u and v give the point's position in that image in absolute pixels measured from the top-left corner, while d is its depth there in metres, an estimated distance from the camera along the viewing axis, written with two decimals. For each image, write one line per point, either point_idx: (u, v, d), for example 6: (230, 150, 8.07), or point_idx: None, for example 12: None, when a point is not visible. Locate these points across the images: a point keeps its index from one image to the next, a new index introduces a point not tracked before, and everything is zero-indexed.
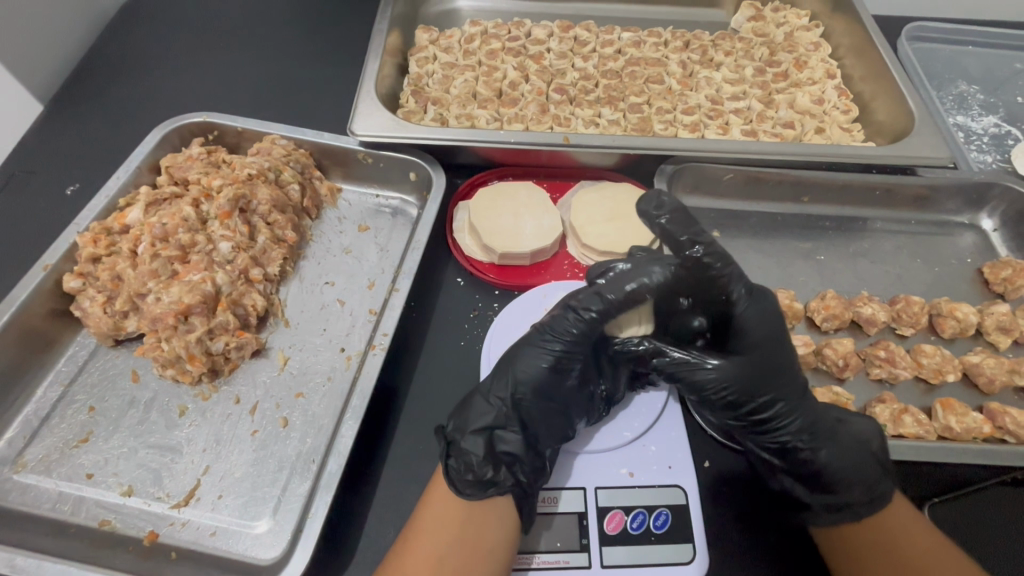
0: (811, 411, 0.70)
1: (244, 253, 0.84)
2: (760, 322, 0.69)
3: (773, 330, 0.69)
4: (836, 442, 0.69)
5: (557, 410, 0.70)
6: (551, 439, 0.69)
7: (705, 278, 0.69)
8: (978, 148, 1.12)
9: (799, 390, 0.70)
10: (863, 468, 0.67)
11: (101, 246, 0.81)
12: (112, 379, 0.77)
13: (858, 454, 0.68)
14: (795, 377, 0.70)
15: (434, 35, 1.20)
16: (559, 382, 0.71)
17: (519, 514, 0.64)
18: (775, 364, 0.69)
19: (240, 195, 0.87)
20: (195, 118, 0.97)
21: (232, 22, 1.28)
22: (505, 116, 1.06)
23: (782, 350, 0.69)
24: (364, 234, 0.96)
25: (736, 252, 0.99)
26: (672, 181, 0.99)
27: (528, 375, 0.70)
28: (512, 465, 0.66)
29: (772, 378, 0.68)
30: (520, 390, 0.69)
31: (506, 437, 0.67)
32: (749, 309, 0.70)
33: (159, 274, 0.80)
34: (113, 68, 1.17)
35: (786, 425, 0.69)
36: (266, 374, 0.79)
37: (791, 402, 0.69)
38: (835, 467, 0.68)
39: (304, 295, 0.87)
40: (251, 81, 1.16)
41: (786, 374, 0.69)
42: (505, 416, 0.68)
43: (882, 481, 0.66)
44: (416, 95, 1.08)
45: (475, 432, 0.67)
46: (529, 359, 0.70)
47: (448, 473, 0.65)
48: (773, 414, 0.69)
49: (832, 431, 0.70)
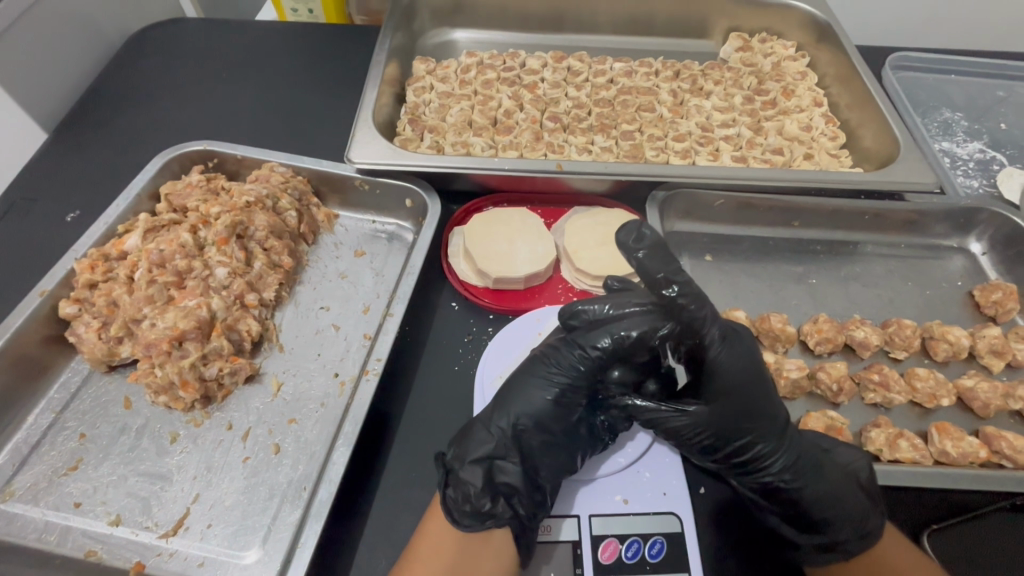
0: (793, 451, 0.69)
1: (240, 279, 0.84)
2: (736, 369, 0.67)
3: (748, 374, 0.67)
4: (823, 480, 0.68)
5: (558, 443, 0.70)
6: (552, 473, 0.68)
7: (680, 319, 0.66)
8: (965, 174, 1.15)
9: (780, 429, 0.68)
10: (848, 507, 0.67)
11: (98, 272, 0.81)
12: (105, 406, 0.77)
13: (851, 492, 0.67)
14: (776, 418, 0.68)
15: (431, 66, 1.23)
16: (561, 413, 0.70)
17: (517, 544, 0.64)
18: (750, 406, 0.67)
19: (238, 222, 0.87)
20: (196, 146, 0.99)
21: (237, 59, 1.33)
22: (500, 144, 1.09)
23: (762, 390, 0.68)
24: (360, 259, 0.97)
25: (729, 277, 0.99)
26: (665, 206, 1.00)
27: (531, 406, 0.70)
28: (511, 497, 0.65)
29: (748, 420, 0.67)
30: (521, 419, 0.69)
31: (506, 468, 0.67)
32: (721, 355, 0.67)
33: (155, 300, 0.80)
34: (120, 103, 1.21)
35: (765, 467, 0.68)
36: (259, 401, 0.79)
37: (771, 443, 0.68)
38: (819, 506, 0.68)
39: (299, 321, 0.88)
40: (253, 115, 1.21)
41: (767, 417, 0.67)
42: (505, 447, 0.68)
43: (873, 518, 0.67)
44: (413, 124, 1.10)
45: (474, 461, 0.66)
46: (532, 391, 0.71)
47: (445, 504, 0.64)
48: (753, 456, 0.68)
49: (818, 470, 0.69)
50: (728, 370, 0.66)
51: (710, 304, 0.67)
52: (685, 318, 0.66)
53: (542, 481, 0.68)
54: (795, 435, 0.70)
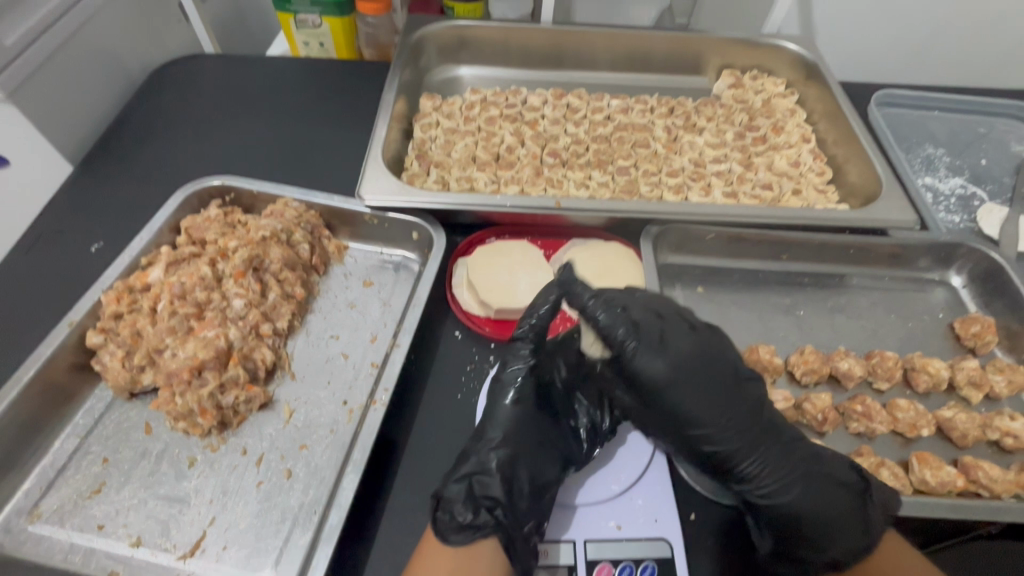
0: (761, 466, 0.71)
1: (256, 309, 0.89)
2: (669, 388, 0.70)
3: (684, 394, 0.70)
4: (794, 496, 0.72)
5: (534, 450, 0.77)
6: (529, 479, 0.73)
7: (602, 339, 0.73)
8: (946, 209, 1.20)
9: (740, 443, 0.71)
10: (813, 522, 0.71)
11: (123, 304, 0.86)
12: (126, 432, 0.81)
13: (821, 506, 0.71)
14: (730, 436, 0.71)
15: (437, 103, 1.29)
16: (528, 419, 0.79)
17: (507, 553, 0.67)
18: (694, 424, 0.71)
19: (254, 256, 0.92)
20: (214, 182, 1.05)
21: (252, 95, 1.40)
22: (502, 179, 1.15)
23: (709, 409, 0.70)
24: (369, 290, 1.01)
25: (720, 307, 1.04)
26: (659, 241, 1.05)
27: (500, 420, 0.79)
28: (493, 509, 0.70)
29: (694, 435, 0.71)
30: (494, 433, 0.77)
31: (486, 482, 0.72)
32: (647, 374, 0.70)
33: (176, 330, 0.85)
34: (143, 140, 1.28)
35: (748, 478, 0.72)
36: (272, 427, 0.83)
37: (730, 456, 0.71)
38: (789, 520, 0.72)
39: (310, 349, 0.92)
40: (268, 150, 1.27)
41: (716, 435, 0.71)
42: (483, 462, 0.74)
43: (838, 538, 0.70)
44: (420, 159, 1.16)
45: (457, 480, 0.72)
46: (500, 405, 0.80)
47: (436, 524, 0.69)
48: (709, 465, 0.73)
49: (791, 485, 0.72)
50: (660, 390, 0.70)
51: (627, 324, 0.71)
52: (603, 338, 0.73)
53: (520, 488, 0.72)
54: (776, 433, 0.73)
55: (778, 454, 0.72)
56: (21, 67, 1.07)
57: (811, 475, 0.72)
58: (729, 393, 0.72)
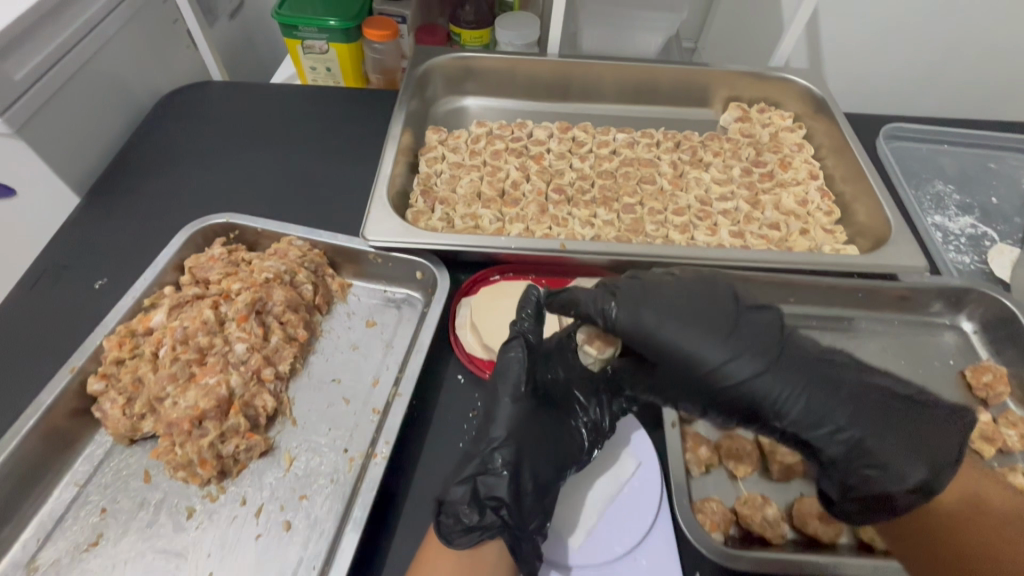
0: (795, 408, 0.71)
1: (258, 354, 0.89)
2: (658, 338, 0.74)
3: (676, 342, 0.73)
4: (844, 429, 0.70)
5: (537, 447, 0.78)
6: (533, 476, 0.75)
7: (581, 317, 0.81)
8: (956, 249, 1.18)
9: (758, 382, 0.71)
10: (871, 454, 0.69)
11: (125, 349, 0.85)
12: (125, 480, 0.80)
13: (872, 430, 0.69)
14: (744, 376, 0.71)
15: (443, 136, 1.29)
16: (531, 418, 0.80)
17: (513, 555, 0.70)
18: (698, 377, 0.73)
19: (257, 298, 0.92)
20: (219, 219, 1.05)
21: (259, 124, 1.41)
22: (507, 216, 1.15)
23: (710, 352, 0.72)
24: (371, 330, 1.01)
25: None
26: None
27: (501, 419, 0.79)
28: (498, 509, 0.72)
29: (703, 386, 0.74)
30: (495, 433, 0.77)
31: (489, 483, 0.73)
32: (627, 327, 0.75)
33: (177, 377, 0.84)
34: (149, 172, 1.28)
35: (776, 415, 0.72)
36: (272, 476, 0.82)
37: (754, 402, 0.72)
38: (848, 458, 0.70)
39: (311, 393, 0.92)
40: (274, 182, 1.27)
41: (727, 382, 0.72)
42: (484, 463, 0.75)
43: (905, 468, 0.67)
44: (425, 195, 1.16)
45: (460, 483, 0.73)
46: (502, 405, 0.80)
47: (439, 529, 0.71)
48: (740, 417, 0.76)
49: (834, 415, 0.70)
50: (650, 343, 0.74)
51: (592, 292, 0.79)
52: (579, 315, 0.80)
53: (525, 487, 0.74)
54: (791, 352, 0.73)
55: (803, 376, 0.71)
56: (28, 102, 1.07)
57: (851, 398, 0.71)
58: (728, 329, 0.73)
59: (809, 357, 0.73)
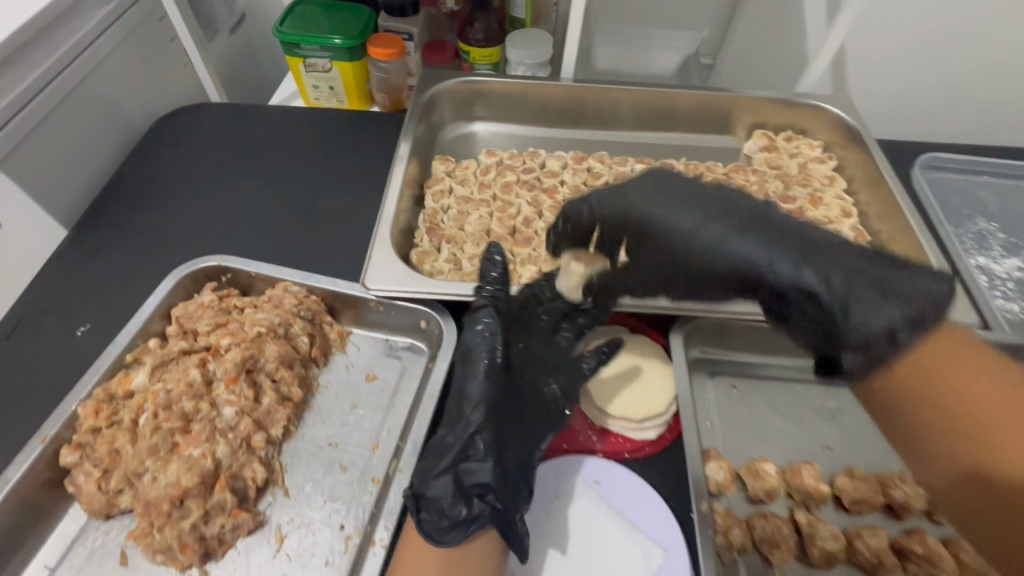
0: (774, 251, 0.69)
1: (248, 418, 0.81)
2: (641, 201, 0.78)
3: (647, 218, 0.77)
4: (831, 263, 0.67)
5: (512, 421, 0.79)
6: (512, 453, 0.76)
7: (575, 229, 0.87)
8: (1003, 295, 1.10)
9: (734, 235, 0.72)
10: (869, 299, 0.63)
11: (102, 417, 0.78)
12: (99, 562, 0.73)
13: (847, 270, 0.66)
14: (711, 228, 0.73)
15: (450, 167, 1.22)
16: (502, 390, 0.80)
17: (506, 538, 0.70)
18: (672, 247, 0.76)
19: (248, 356, 0.85)
20: (210, 262, 0.98)
21: (257, 150, 1.34)
22: (519, 257, 1.07)
23: (675, 214, 0.76)
24: (372, 385, 0.93)
25: (757, 412, 0.94)
26: (688, 331, 0.96)
27: (473, 395, 0.79)
28: (485, 496, 0.71)
29: (676, 254, 0.76)
30: (471, 412, 0.77)
31: (470, 469, 0.72)
32: (602, 215, 0.83)
33: (157, 449, 0.77)
34: (139, 202, 1.21)
35: (770, 273, 0.69)
36: (260, 558, 0.75)
37: (734, 246, 0.72)
38: (844, 301, 0.64)
39: (306, 459, 0.84)
40: (271, 213, 1.20)
41: (702, 246, 0.73)
42: (465, 449, 0.74)
43: (891, 305, 0.62)
44: (431, 233, 1.09)
45: (440, 474, 0.72)
46: (472, 379, 0.81)
47: (421, 527, 0.69)
48: (734, 276, 0.73)
49: (819, 254, 0.68)
50: (626, 215, 0.80)
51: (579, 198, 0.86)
52: (568, 218, 0.86)
53: (510, 467, 0.74)
54: (766, 221, 0.72)
55: (783, 253, 0.69)
56: (5, 138, 1.01)
57: (835, 257, 0.67)
58: (703, 198, 0.76)
59: (788, 224, 0.72)
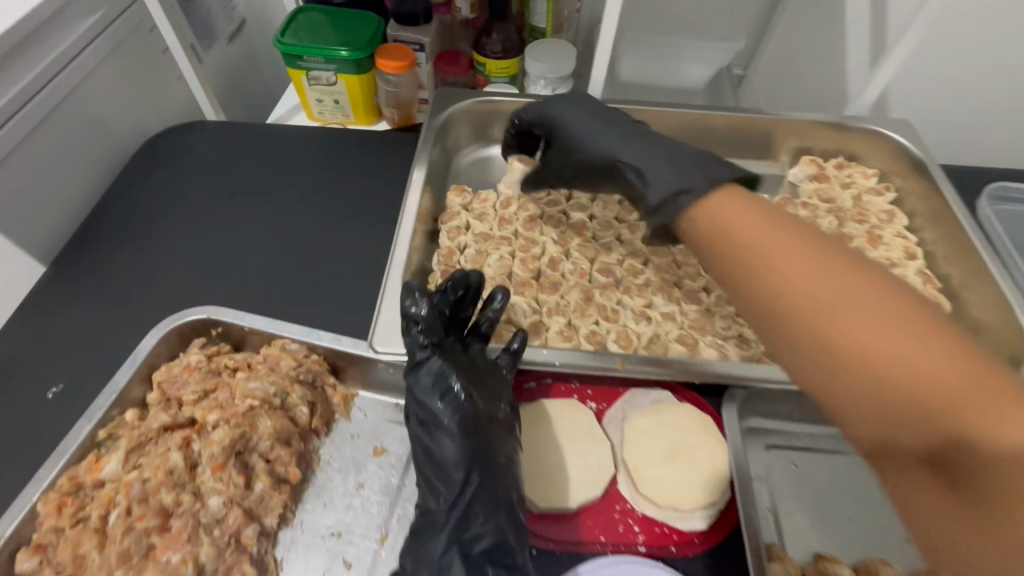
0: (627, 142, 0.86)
1: (237, 510, 0.72)
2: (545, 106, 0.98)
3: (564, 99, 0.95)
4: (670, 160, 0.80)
5: (490, 463, 0.73)
6: (507, 495, 0.72)
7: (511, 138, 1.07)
8: None
9: (616, 130, 0.89)
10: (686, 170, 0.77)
11: (66, 515, 0.69)
12: None
13: (686, 161, 0.79)
14: (605, 122, 0.91)
15: (467, 199, 1.10)
16: (472, 434, 0.74)
17: None
18: (569, 129, 0.93)
19: (238, 437, 0.75)
20: (198, 314, 0.86)
21: (254, 174, 1.22)
22: (545, 305, 0.95)
23: (578, 116, 0.93)
24: (379, 461, 0.82)
25: (821, 497, 0.82)
26: (744, 405, 0.86)
27: (451, 456, 0.73)
28: (495, 557, 0.69)
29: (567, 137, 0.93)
30: (455, 474, 0.72)
31: (475, 535, 0.69)
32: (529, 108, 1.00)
33: (131, 553, 0.68)
34: (124, 235, 1.10)
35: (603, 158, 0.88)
36: None
37: (600, 141, 0.89)
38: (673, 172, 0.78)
39: (303, 552, 0.75)
40: (269, 249, 1.09)
41: (586, 138, 0.90)
42: (461, 518, 0.70)
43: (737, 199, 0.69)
44: (446, 278, 0.98)
45: (444, 554, 0.68)
46: (444, 443, 0.74)
47: None
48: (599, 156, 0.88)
49: (665, 147, 0.83)
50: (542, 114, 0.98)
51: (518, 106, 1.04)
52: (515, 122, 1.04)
53: (516, 516, 0.71)
54: (649, 135, 0.88)
55: (640, 140, 0.86)
56: None
57: (680, 156, 0.81)
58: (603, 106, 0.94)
59: (666, 140, 0.86)
